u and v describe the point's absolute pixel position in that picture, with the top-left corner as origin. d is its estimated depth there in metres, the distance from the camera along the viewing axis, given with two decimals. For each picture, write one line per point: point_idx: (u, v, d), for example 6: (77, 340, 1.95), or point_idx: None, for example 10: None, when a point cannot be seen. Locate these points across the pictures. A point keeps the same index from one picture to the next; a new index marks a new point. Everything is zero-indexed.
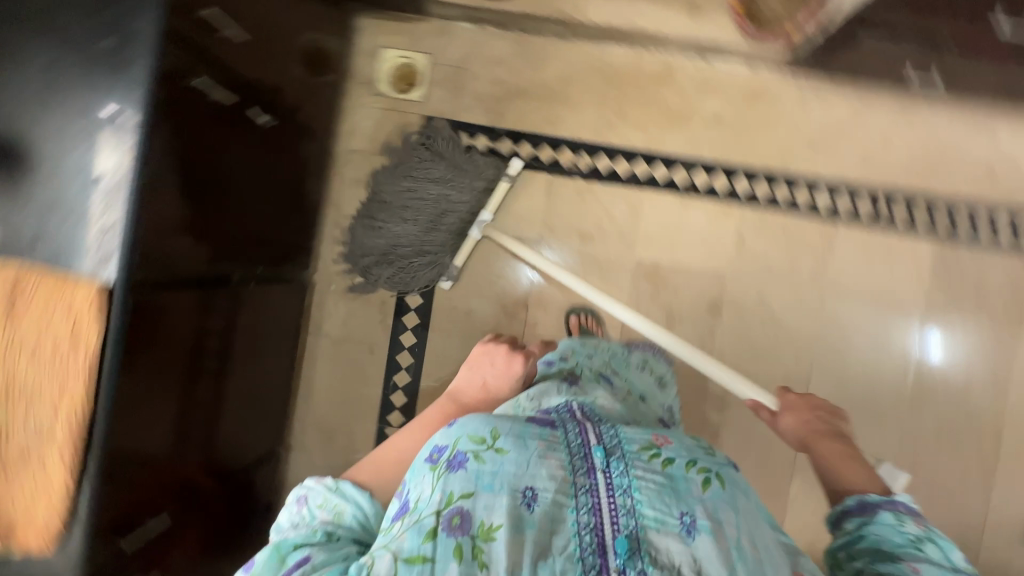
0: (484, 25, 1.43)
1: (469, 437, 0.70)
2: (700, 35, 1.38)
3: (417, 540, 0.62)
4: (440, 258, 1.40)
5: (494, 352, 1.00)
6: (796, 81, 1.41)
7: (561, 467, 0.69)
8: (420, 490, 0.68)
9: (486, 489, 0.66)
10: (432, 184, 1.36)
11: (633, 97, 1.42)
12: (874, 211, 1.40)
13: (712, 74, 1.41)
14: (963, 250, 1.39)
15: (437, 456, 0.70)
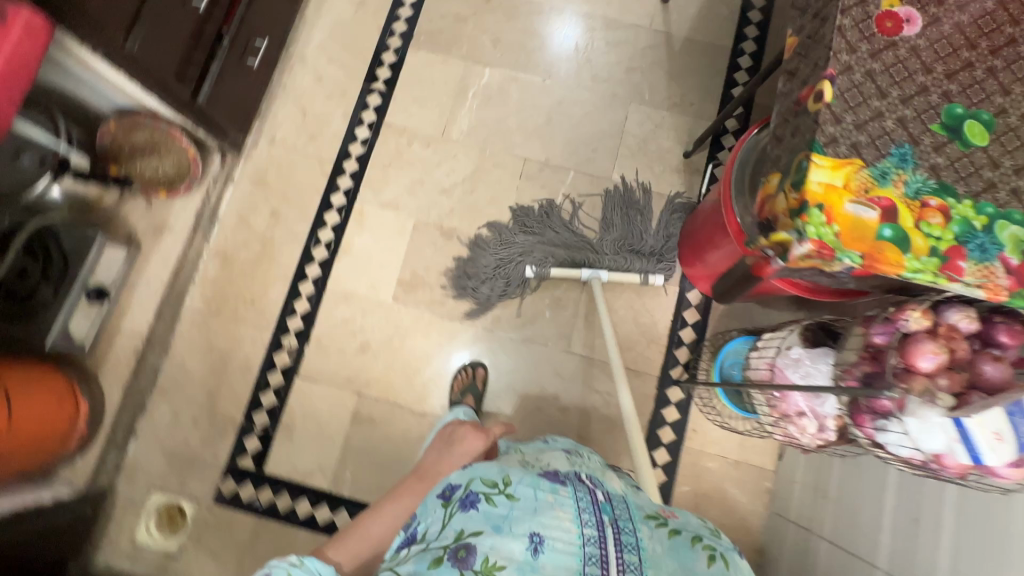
0: (203, 311, 1.22)
1: (482, 480, 0.65)
2: (416, 119, 1.32)
3: (426, 562, 0.59)
4: (523, 266, 1.20)
5: (461, 434, 0.87)
6: (512, 79, 1.35)
7: (570, 519, 0.61)
8: (431, 521, 0.65)
9: (498, 531, 0.60)
10: (570, 211, 1.27)
11: (402, 167, 1.30)
12: (657, 118, 1.32)
13: (403, 143, 1.31)
14: (674, 19, 1.38)
15: (451, 494, 0.66)
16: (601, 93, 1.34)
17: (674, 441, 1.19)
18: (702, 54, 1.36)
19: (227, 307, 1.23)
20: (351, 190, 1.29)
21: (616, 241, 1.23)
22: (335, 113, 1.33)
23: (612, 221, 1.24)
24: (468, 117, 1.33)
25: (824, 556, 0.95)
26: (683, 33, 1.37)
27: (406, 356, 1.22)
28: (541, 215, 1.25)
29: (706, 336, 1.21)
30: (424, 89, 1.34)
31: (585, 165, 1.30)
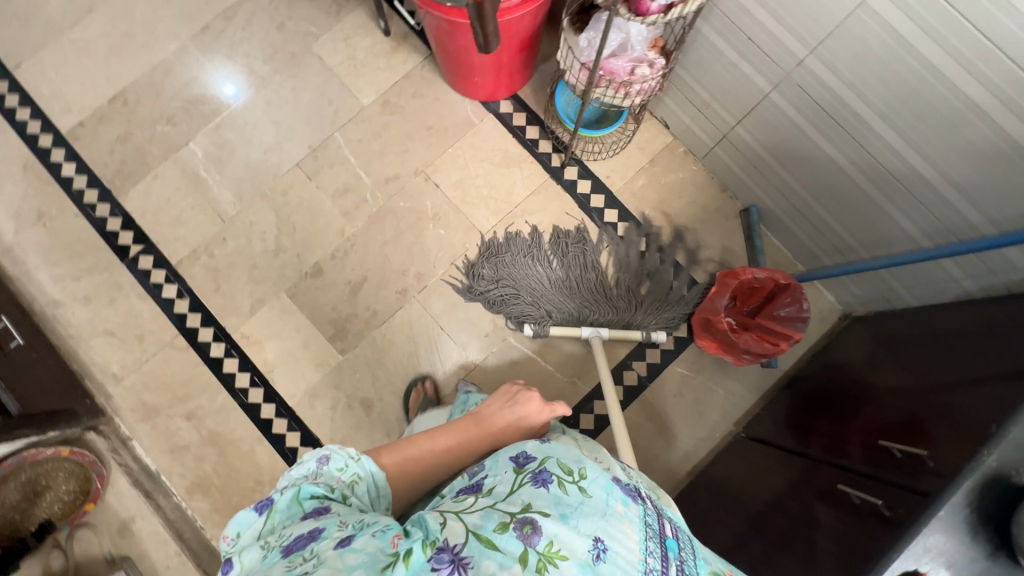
0: None
1: (561, 461, 0.56)
2: (193, 236, 1.25)
3: (493, 523, 0.49)
4: (542, 312, 1.20)
5: (527, 398, 0.80)
6: (217, 131, 1.29)
7: (637, 540, 0.51)
8: (498, 479, 0.56)
9: (564, 521, 0.49)
10: (592, 274, 1.23)
11: (229, 275, 1.23)
12: (339, 35, 1.32)
13: (207, 261, 1.24)
14: None
15: (524, 462, 0.57)
16: (284, 64, 1.31)
17: (607, 198, 1.27)
18: None
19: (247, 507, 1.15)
20: (217, 332, 1.21)
21: (590, 284, 1.23)
22: (134, 304, 1.22)
23: (621, 266, 1.23)
24: (224, 189, 1.26)
25: (748, 134, 1.07)
26: None
27: (401, 371, 1.21)
28: (539, 296, 1.21)
29: (543, 118, 1.28)
30: (170, 211, 1.25)
31: (339, 120, 1.29)
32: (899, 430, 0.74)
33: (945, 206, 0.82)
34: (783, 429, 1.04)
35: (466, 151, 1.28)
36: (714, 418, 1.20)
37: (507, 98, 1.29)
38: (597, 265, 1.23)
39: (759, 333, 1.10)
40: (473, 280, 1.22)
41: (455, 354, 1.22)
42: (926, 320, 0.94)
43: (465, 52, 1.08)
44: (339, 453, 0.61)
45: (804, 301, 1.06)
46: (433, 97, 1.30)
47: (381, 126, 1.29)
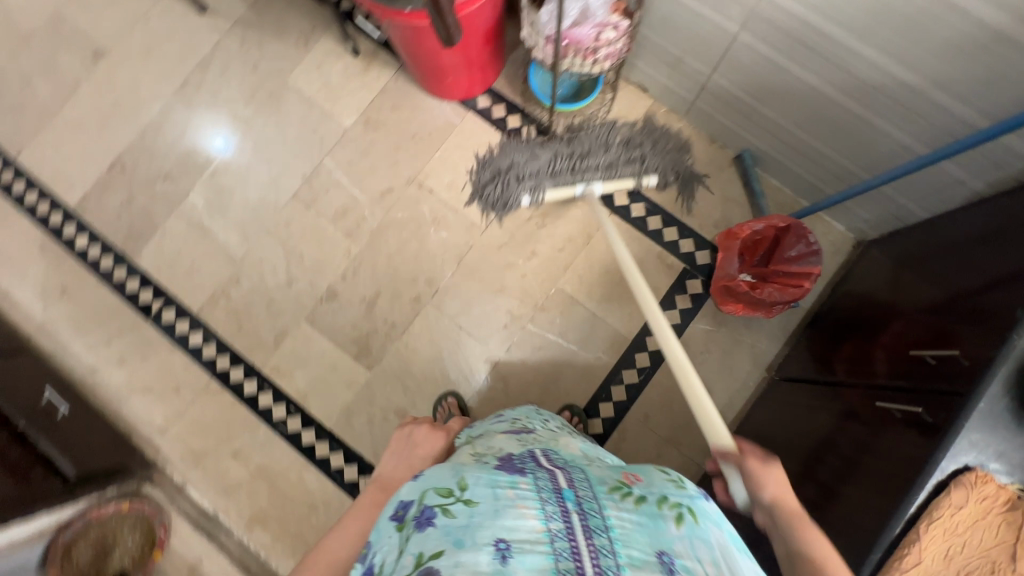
0: (296, 559, 1.17)
1: (436, 489, 0.54)
2: (208, 282, 1.28)
3: None
4: (544, 174, 1.23)
5: (419, 433, 0.72)
6: (213, 177, 1.33)
7: (536, 515, 0.50)
8: (386, 551, 0.53)
9: (459, 549, 0.48)
10: (603, 130, 1.24)
11: (248, 313, 1.27)
12: (311, 63, 1.35)
13: (225, 303, 1.28)
14: (226, 11, 1.38)
15: (404, 512, 0.54)
16: (264, 102, 1.35)
17: None
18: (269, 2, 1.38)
19: (304, 533, 1.18)
20: (247, 369, 1.25)
21: (601, 130, 1.24)
22: (165, 357, 1.26)
23: (630, 129, 1.25)
24: (229, 232, 1.30)
25: (726, 80, 1.07)
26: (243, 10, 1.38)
27: (428, 377, 1.23)
28: (539, 167, 1.23)
29: (522, 106, 1.30)
30: (182, 262, 1.29)
31: (326, 145, 1.32)
32: (931, 336, 0.74)
33: (937, 109, 0.81)
34: (816, 366, 1.03)
35: (453, 152, 1.30)
36: (745, 369, 1.19)
37: (483, 93, 1.31)
38: (609, 149, 1.23)
39: (776, 279, 1.07)
40: (487, 170, 1.26)
41: (478, 350, 1.23)
42: (943, 226, 0.92)
43: (432, 53, 1.09)
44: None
45: (810, 236, 1.02)
46: (411, 105, 1.32)
47: (366, 143, 1.32)
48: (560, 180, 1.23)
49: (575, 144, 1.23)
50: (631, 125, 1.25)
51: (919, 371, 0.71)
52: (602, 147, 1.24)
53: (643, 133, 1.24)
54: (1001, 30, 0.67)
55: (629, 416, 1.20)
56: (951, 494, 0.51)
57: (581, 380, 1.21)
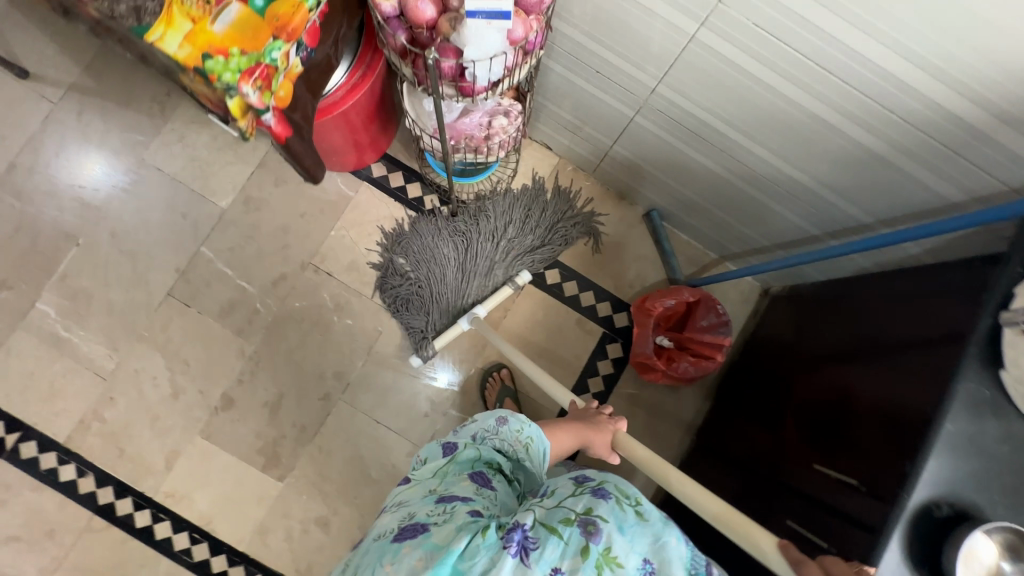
0: None
1: (621, 487, 0.60)
2: (74, 404, 1.11)
3: (557, 516, 0.55)
4: (435, 304, 1.16)
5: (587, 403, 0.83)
6: (62, 279, 1.13)
7: (685, 571, 0.53)
8: (560, 485, 0.62)
9: (622, 533, 0.54)
10: (492, 235, 1.18)
11: (129, 434, 1.11)
12: (172, 136, 1.17)
13: (99, 426, 1.11)
14: (54, 77, 1.16)
15: (584, 479, 0.62)
16: (118, 185, 1.15)
17: None
18: (109, 63, 1.17)
19: None
20: (137, 499, 1.10)
21: (489, 240, 1.18)
22: (31, 498, 1.09)
23: (515, 217, 1.19)
24: (93, 342, 1.12)
25: (626, 151, 1.03)
26: (76, 74, 1.16)
27: (349, 479, 1.14)
28: (421, 290, 1.16)
29: (421, 173, 1.20)
30: (38, 384, 1.11)
31: (201, 231, 1.16)
32: (821, 442, 0.76)
33: (827, 203, 0.81)
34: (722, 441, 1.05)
35: (350, 227, 1.19)
36: (671, 430, 1.19)
37: (377, 160, 1.19)
38: (499, 250, 1.18)
39: (692, 348, 1.07)
40: (384, 273, 1.17)
41: (400, 443, 1.15)
42: (825, 301, 0.96)
43: None
44: (524, 418, 0.65)
45: (719, 306, 1.04)
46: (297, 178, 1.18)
47: (249, 225, 1.17)
48: (454, 306, 1.17)
49: (464, 245, 1.17)
50: (518, 188, 1.20)
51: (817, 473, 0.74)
52: (490, 246, 1.18)
53: (530, 220, 1.19)
54: (879, 152, 0.66)
55: None
56: None
57: None
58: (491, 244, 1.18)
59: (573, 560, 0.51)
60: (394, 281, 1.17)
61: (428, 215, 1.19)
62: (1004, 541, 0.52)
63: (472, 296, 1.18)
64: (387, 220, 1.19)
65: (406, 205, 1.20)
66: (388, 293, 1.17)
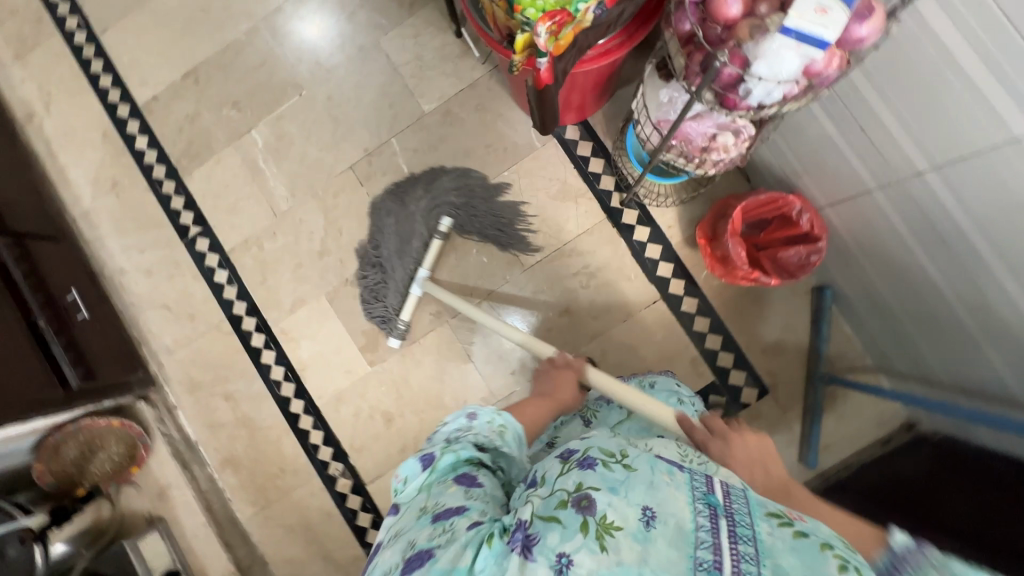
0: (255, 509, 1.24)
1: (601, 448, 0.52)
2: (246, 225, 1.27)
3: (551, 502, 0.48)
4: (394, 275, 1.20)
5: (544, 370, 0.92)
6: (278, 118, 1.27)
7: (685, 503, 0.47)
8: (548, 469, 0.53)
9: (614, 492, 0.47)
10: (474, 224, 1.19)
11: (276, 269, 1.26)
12: (410, 32, 1.24)
13: (256, 251, 1.27)
14: None
15: (569, 452, 0.53)
16: (350, 57, 1.26)
17: (664, 249, 1.16)
18: None
19: (269, 488, 1.24)
20: (260, 323, 1.26)
21: (466, 229, 1.20)
22: (189, 283, 1.28)
23: (500, 212, 1.19)
24: (280, 181, 1.27)
25: (838, 221, 0.94)
26: None
27: (424, 392, 1.22)
28: (378, 274, 1.21)
29: (612, 152, 1.18)
30: (229, 195, 1.28)
31: (398, 125, 1.24)
32: None
33: None
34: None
35: (522, 174, 1.20)
36: None
37: (573, 124, 1.19)
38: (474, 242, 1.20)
39: (779, 245, 0.99)
40: (365, 247, 1.23)
41: (478, 386, 1.20)
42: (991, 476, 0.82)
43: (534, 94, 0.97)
44: (487, 408, 0.63)
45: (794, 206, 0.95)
46: (496, 111, 1.21)
47: (439, 136, 1.23)
48: (400, 278, 1.19)
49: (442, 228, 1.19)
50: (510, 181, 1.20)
51: None
52: (466, 237, 1.20)
53: (512, 218, 1.19)
54: None
55: None
56: None
57: None
58: (471, 235, 1.20)
59: (574, 538, 0.45)
60: (371, 255, 1.22)
61: (407, 191, 1.22)
62: None
63: (548, 295, 1.18)
64: (558, 182, 1.19)
65: (581, 176, 1.19)
66: (363, 265, 1.22)
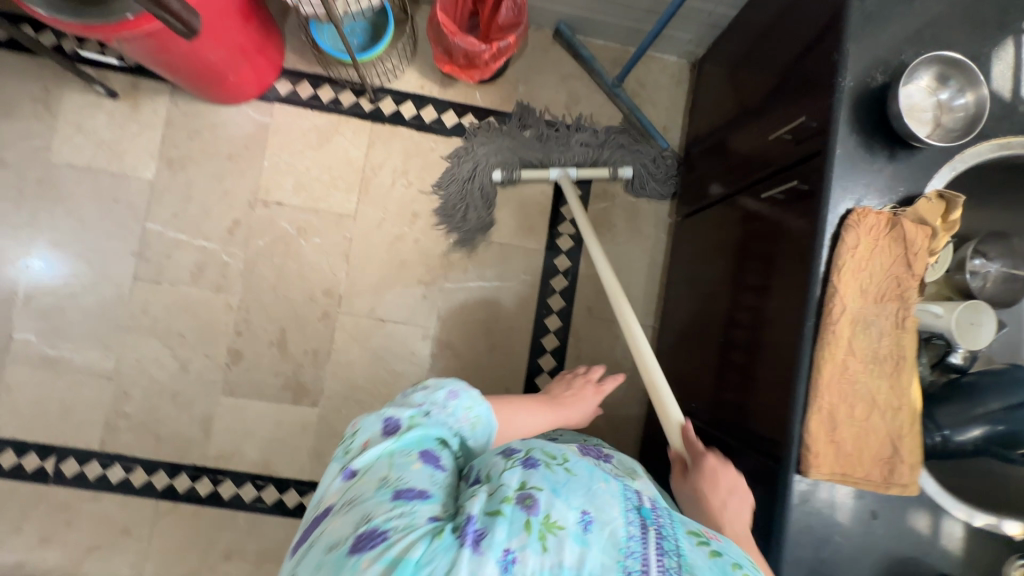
0: None
1: (544, 450, 0.57)
2: (93, 411, 1.12)
3: (494, 497, 0.50)
4: None
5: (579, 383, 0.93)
6: (26, 301, 1.11)
7: (619, 511, 0.49)
8: (489, 467, 0.56)
9: (555, 492, 0.49)
10: None
11: (158, 418, 1.13)
12: (68, 127, 1.13)
13: (125, 422, 1.12)
14: None
15: (511, 453, 0.58)
16: (38, 195, 1.12)
17: (436, 105, 1.20)
18: None
19: None
20: (192, 472, 1.13)
21: None
22: (92, 508, 1.11)
23: None
24: (84, 348, 1.12)
25: None
26: None
27: (376, 380, 1.17)
28: None
29: (326, 74, 1.17)
30: (50, 405, 1.11)
31: (139, 208, 1.14)
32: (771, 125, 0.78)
33: None
34: (705, 213, 1.04)
35: (280, 151, 1.17)
36: (653, 226, 1.23)
37: (277, 79, 1.17)
38: None
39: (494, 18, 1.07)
40: None
41: (412, 332, 1.18)
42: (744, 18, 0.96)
43: (191, 53, 0.92)
44: (472, 393, 0.64)
45: None
46: (209, 124, 1.15)
47: (183, 186, 1.15)
48: None
49: None
50: None
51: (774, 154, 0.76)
52: None
53: None
54: None
55: (576, 318, 1.21)
56: (845, 240, 0.55)
57: (517, 311, 1.20)
58: None
59: (519, 536, 0.46)
60: None
61: None
62: (933, 75, 0.58)
63: (391, 217, 1.18)
64: (312, 131, 1.18)
65: (323, 111, 1.18)
66: None
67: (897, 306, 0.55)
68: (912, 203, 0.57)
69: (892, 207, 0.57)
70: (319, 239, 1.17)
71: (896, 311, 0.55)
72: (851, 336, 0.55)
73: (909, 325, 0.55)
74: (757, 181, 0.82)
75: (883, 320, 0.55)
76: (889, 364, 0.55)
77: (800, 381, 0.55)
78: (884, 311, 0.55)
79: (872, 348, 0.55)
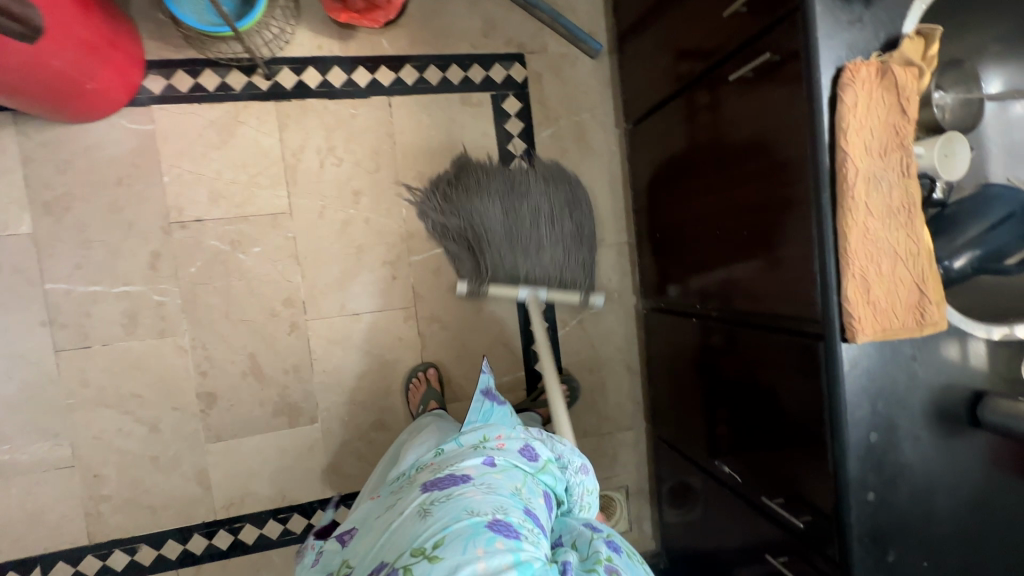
0: None
1: (610, 530, 0.65)
2: (66, 507, 0.98)
3: (580, 562, 0.58)
4: None
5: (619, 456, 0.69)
6: None
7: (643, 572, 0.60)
8: (574, 533, 0.65)
9: (629, 567, 0.57)
10: None
11: (144, 489, 1.01)
12: None
13: (107, 506, 1.00)
14: None
15: (596, 528, 0.65)
16: None
17: (341, 65, 1.05)
18: None
19: None
20: (205, 530, 1.04)
21: None
22: None
23: None
24: (25, 444, 0.96)
25: None
26: None
27: (371, 376, 1.10)
28: None
29: (202, 57, 0.99)
30: (10, 517, 0.96)
31: (29, 270, 0.95)
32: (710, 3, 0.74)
33: None
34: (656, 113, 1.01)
35: (178, 160, 1.00)
36: (603, 140, 1.18)
37: (145, 76, 0.98)
38: None
39: None
40: None
41: (391, 317, 1.10)
42: None
43: (33, 65, 0.74)
44: (595, 476, 0.74)
45: None
46: (78, 149, 0.96)
47: (75, 229, 0.97)
48: None
49: None
50: None
51: (719, 37, 0.72)
52: None
53: None
54: None
55: None
56: (844, 100, 0.54)
57: None
58: None
59: None
60: None
61: None
62: None
63: (331, 202, 1.06)
64: (208, 129, 1.01)
65: (214, 102, 1.01)
66: None
67: (903, 155, 0.55)
68: (894, 46, 0.57)
69: (877, 56, 0.56)
70: (259, 248, 1.04)
71: (902, 160, 0.56)
72: (867, 195, 0.55)
73: (914, 170, 0.56)
74: (702, 73, 0.79)
75: (894, 173, 0.56)
76: (903, 214, 0.56)
77: (828, 253, 0.56)
78: (892, 164, 0.56)
79: (889, 202, 0.56)
